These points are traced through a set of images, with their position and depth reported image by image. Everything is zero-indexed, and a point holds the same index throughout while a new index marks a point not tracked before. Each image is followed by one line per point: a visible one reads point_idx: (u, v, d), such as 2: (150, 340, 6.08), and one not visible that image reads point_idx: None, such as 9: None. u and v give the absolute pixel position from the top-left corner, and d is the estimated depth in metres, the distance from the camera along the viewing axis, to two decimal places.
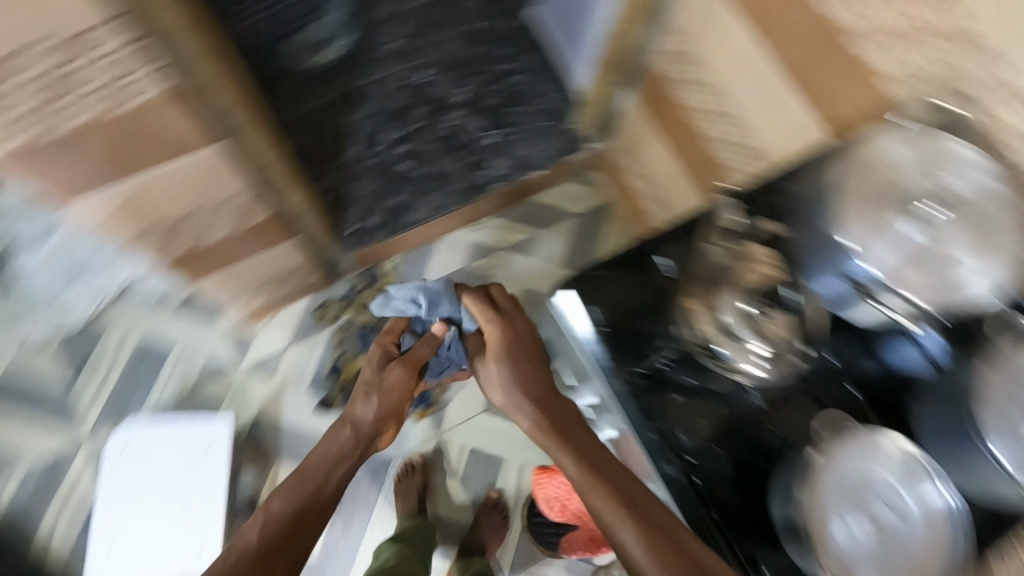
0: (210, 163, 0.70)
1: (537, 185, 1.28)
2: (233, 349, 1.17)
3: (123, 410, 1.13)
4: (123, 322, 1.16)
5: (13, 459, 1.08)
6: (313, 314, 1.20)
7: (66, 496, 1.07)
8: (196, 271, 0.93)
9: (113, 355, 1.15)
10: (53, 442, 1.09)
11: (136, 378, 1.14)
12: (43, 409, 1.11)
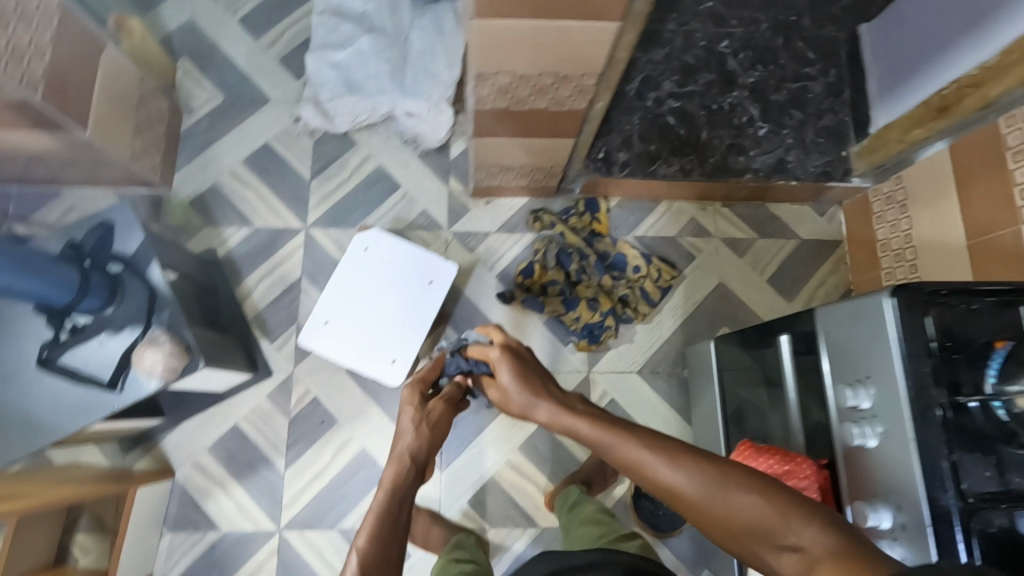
0: (597, 39, 0.72)
1: (779, 194, 1.26)
2: (448, 212, 1.25)
3: (340, 219, 1.23)
4: (373, 145, 1.27)
5: (244, 216, 1.21)
6: (526, 215, 1.24)
7: (270, 268, 1.18)
8: (486, 130, 0.97)
9: (352, 169, 1.25)
10: (280, 217, 1.21)
11: (362, 198, 1.24)
12: (282, 188, 1.23)
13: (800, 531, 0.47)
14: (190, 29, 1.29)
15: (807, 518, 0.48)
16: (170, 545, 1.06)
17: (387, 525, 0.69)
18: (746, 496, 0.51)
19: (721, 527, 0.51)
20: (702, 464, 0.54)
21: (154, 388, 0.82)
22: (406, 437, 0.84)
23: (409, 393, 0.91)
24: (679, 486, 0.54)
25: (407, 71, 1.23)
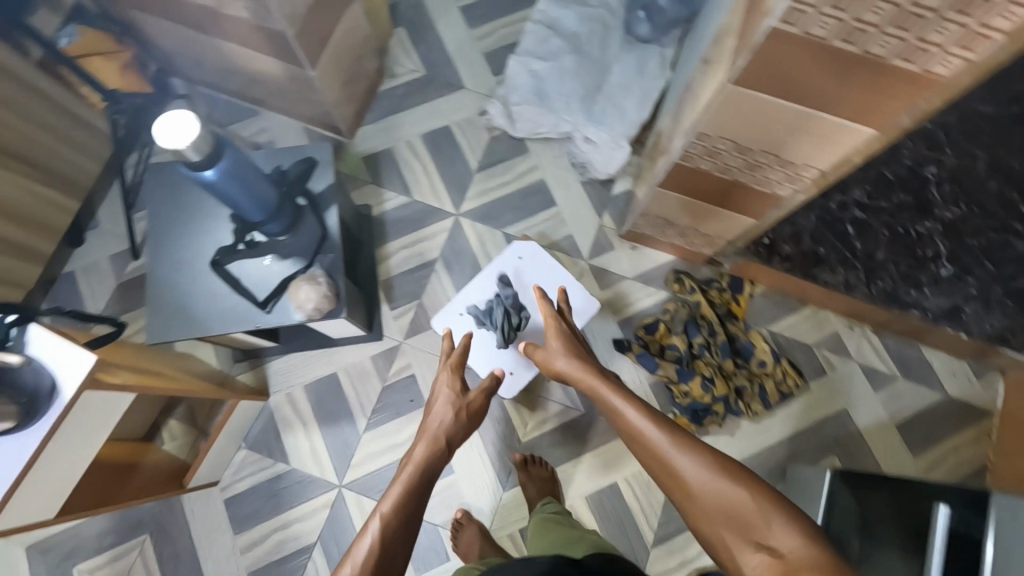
0: (842, 137, 0.69)
1: (939, 340, 1.16)
2: (592, 244, 1.24)
3: (489, 217, 1.25)
4: (542, 158, 1.30)
5: (406, 186, 1.26)
6: (667, 272, 1.22)
7: (413, 241, 1.23)
8: (671, 183, 0.96)
9: (516, 174, 1.28)
10: (437, 197, 1.25)
11: (516, 204, 1.26)
12: (447, 171, 1.27)
13: (775, 530, 0.57)
14: (415, 3, 1.37)
15: (785, 517, 0.57)
16: (243, 461, 1.12)
17: (415, 488, 0.78)
18: (735, 491, 0.61)
19: (713, 516, 0.62)
20: (705, 463, 0.65)
21: (298, 319, 0.87)
22: (438, 412, 0.90)
23: (449, 381, 0.93)
24: (682, 468, 0.66)
25: (599, 101, 1.25)
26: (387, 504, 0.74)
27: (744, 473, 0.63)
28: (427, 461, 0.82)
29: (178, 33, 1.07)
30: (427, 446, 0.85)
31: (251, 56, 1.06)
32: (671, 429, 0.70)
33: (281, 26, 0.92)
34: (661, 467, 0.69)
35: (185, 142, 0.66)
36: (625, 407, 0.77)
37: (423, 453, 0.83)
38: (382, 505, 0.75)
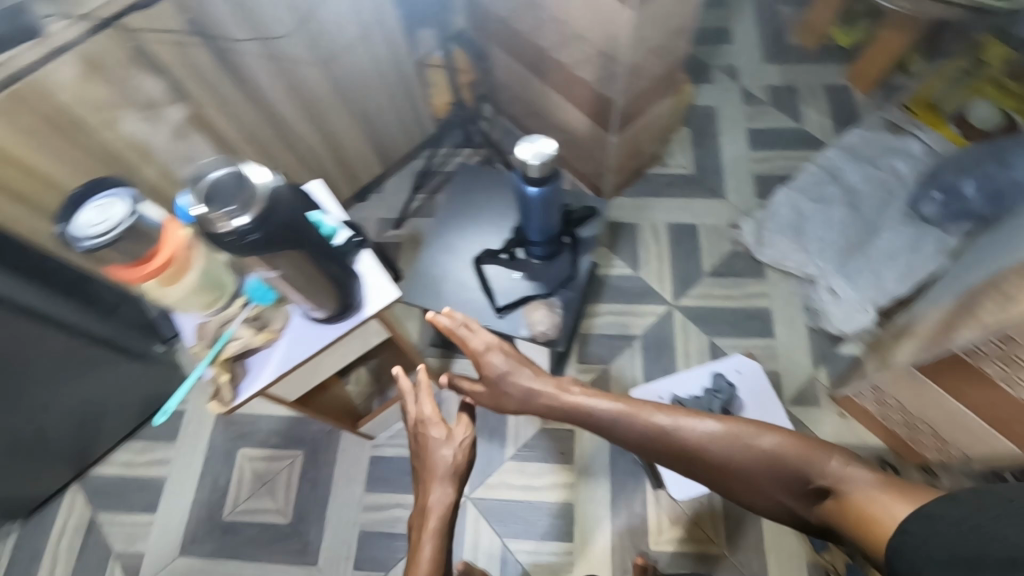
0: None
1: None
2: (796, 391, 1.18)
3: (701, 320, 1.25)
4: (775, 288, 1.28)
5: (635, 261, 1.32)
6: (869, 457, 1.11)
7: (623, 311, 1.26)
8: (935, 374, 0.90)
9: (744, 292, 1.27)
10: (661, 282, 1.29)
11: (733, 320, 1.25)
12: (680, 263, 1.31)
13: (822, 471, 0.67)
14: (708, 112, 1.47)
15: (822, 457, 0.67)
16: (398, 429, 1.20)
17: (445, 534, 0.74)
18: (769, 442, 0.71)
19: (748, 479, 0.71)
20: (722, 428, 0.73)
21: (523, 336, 0.94)
22: (446, 448, 0.79)
23: (434, 428, 0.79)
24: (706, 444, 0.73)
25: (856, 260, 1.25)
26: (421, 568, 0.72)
27: (762, 432, 0.72)
28: (453, 506, 0.76)
29: (521, 73, 1.26)
30: (439, 490, 0.76)
31: (568, 109, 1.21)
32: (685, 418, 0.74)
33: (616, 95, 1.05)
34: (688, 451, 0.74)
35: (543, 155, 0.76)
36: (625, 420, 0.77)
37: (438, 502, 0.76)
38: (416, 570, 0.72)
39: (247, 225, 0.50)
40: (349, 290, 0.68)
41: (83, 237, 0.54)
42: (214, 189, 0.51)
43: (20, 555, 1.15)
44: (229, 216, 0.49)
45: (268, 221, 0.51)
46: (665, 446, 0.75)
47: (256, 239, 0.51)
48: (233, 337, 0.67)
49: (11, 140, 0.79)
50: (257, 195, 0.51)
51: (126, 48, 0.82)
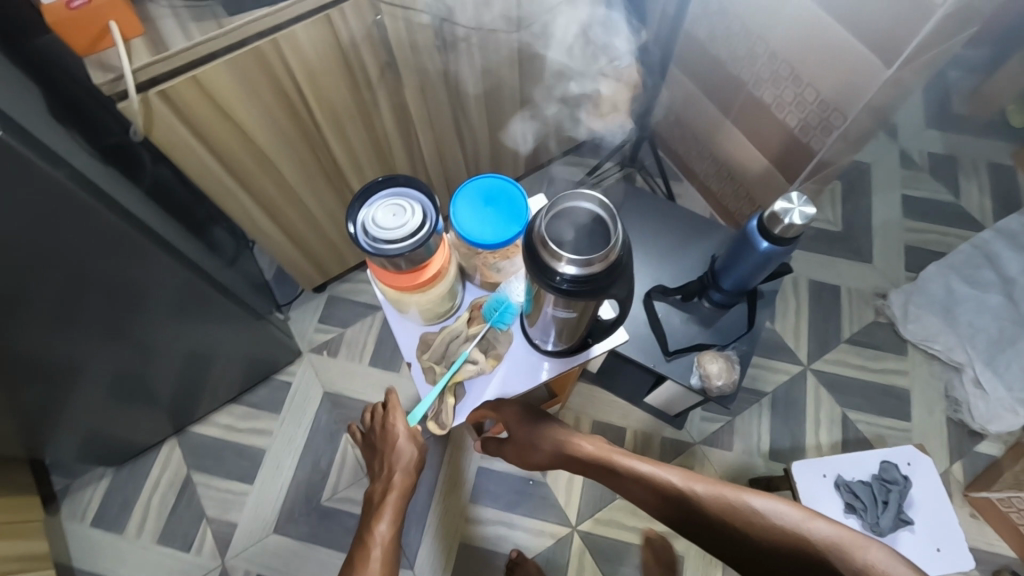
0: None
1: None
2: None
3: (835, 388, 1.20)
4: (916, 369, 1.23)
5: (772, 312, 1.27)
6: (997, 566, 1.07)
7: (755, 364, 1.22)
8: None
9: (881, 368, 1.22)
10: (796, 340, 1.24)
11: (867, 393, 1.20)
12: (818, 324, 1.26)
13: (861, 562, 0.52)
14: (863, 169, 1.41)
15: (826, 528, 0.55)
16: None
17: (388, 568, 0.63)
18: (820, 527, 0.55)
19: (779, 565, 0.56)
20: (759, 503, 0.59)
21: (693, 384, 0.90)
22: (407, 439, 0.74)
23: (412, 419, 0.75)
24: (742, 511, 0.59)
25: (1005, 351, 1.17)
26: (374, 541, 0.65)
27: (794, 512, 0.57)
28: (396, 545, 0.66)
29: (697, 99, 1.20)
30: (401, 473, 0.72)
31: (742, 146, 1.16)
32: (699, 481, 0.63)
33: (819, 148, 0.99)
34: (718, 520, 0.60)
35: (799, 218, 0.70)
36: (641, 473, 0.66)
37: (397, 487, 0.71)
38: (368, 544, 0.65)
39: (574, 276, 0.46)
40: (596, 333, 0.63)
41: (372, 232, 0.49)
42: (569, 218, 0.48)
43: (112, 501, 1.13)
44: (565, 261, 0.45)
45: (597, 280, 0.46)
46: (691, 507, 0.62)
47: (570, 291, 0.47)
48: (466, 360, 0.64)
49: (234, 100, 0.73)
50: (607, 254, 0.45)
51: (366, 24, 0.75)
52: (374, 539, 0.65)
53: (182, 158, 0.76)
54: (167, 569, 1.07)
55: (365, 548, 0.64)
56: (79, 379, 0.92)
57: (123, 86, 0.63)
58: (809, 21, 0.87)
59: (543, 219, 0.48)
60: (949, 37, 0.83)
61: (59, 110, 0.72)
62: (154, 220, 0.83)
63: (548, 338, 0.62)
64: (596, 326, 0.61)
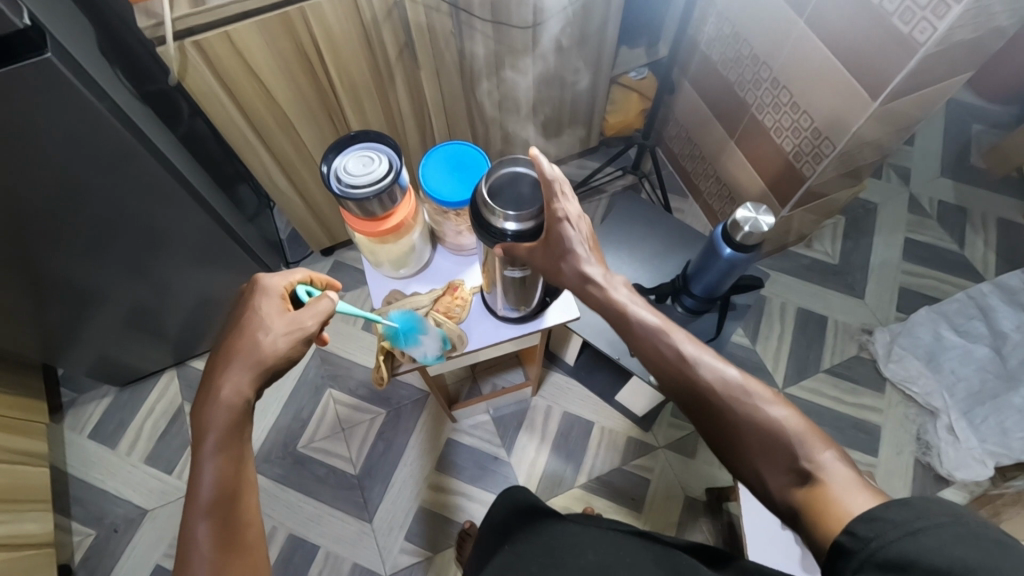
0: None
1: None
2: None
3: (806, 415, 1.22)
4: (892, 408, 1.23)
5: (754, 334, 1.29)
6: None
7: None
8: None
9: (855, 402, 1.23)
10: (775, 364, 1.26)
11: (838, 426, 1.21)
12: (798, 351, 1.28)
13: (813, 455, 0.47)
14: (869, 208, 1.42)
15: (791, 420, 0.49)
16: (480, 421, 1.21)
17: (224, 512, 0.50)
18: (775, 411, 0.50)
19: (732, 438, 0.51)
20: (731, 374, 0.52)
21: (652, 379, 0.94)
22: (251, 348, 0.55)
23: (269, 302, 0.58)
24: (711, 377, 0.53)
25: (985, 406, 1.18)
26: (200, 494, 0.50)
27: (765, 393, 0.51)
28: (234, 481, 0.52)
29: (705, 118, 1.24)
30: (232, 386, 0.54)
31: (743, 167, 1.19)
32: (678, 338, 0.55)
33: (811, 174, 1.02)
34: (700, 386, 0.53)
35: (760, 225, 0.75)
36: (639, 318, 0.56)
37: (229, 415, 0.53)
38: (194, 497, 0.50)
39: (515, 231, 0.57)
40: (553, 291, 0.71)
41: (343, 179, 0.57)
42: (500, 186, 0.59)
43: (110, 419, 1.22)
44: (505, 217, 0.57)
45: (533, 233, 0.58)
46: (661, 360, 0.55)
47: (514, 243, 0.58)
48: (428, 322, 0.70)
49: (260, 57, 0.80)
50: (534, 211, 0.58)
51: (387, 4, 0.82)
52: (202, 490, 0.50)
53: (210, 106, 0.85)
54: (149, 488, 1.16)
55: (192, 506, 0.50)
56: (100, 304, 1.02)
57: (162, 32, 0.72)
58: (809, 50, 0.90)
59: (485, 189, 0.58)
60: (942, 80, 0.86)
61: (110, 52, 0.81)
62: (186, 168, 0.92)
63: (506, 302, 0.69)
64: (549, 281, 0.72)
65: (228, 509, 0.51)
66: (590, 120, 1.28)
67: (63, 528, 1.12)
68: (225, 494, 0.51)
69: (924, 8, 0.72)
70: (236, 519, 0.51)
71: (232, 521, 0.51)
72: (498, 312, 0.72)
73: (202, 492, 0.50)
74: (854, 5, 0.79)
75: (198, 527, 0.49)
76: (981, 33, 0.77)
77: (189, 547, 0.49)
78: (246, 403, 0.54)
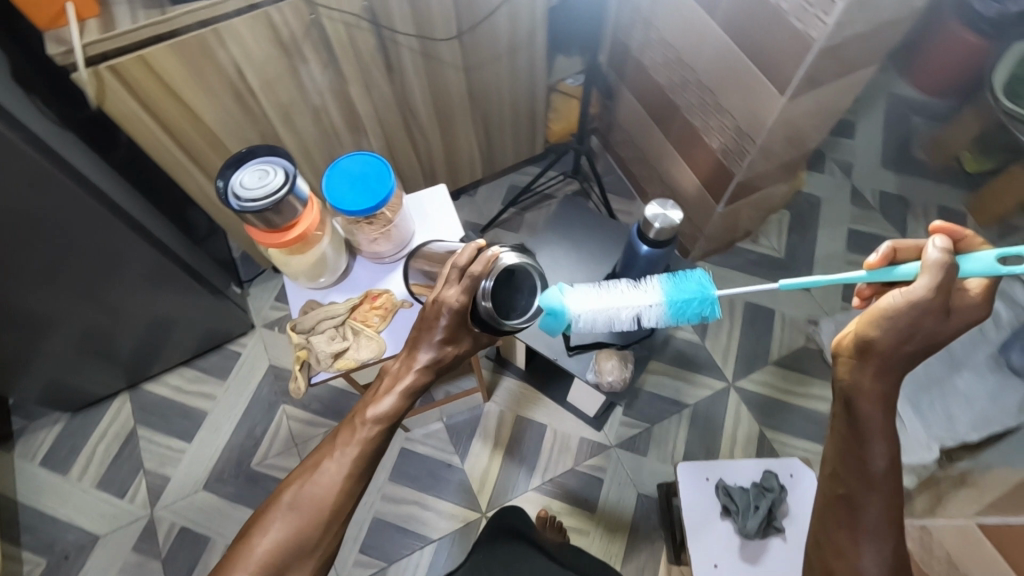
0: None
1: None
2: None
3: (757, 407, 1.23)
4: None
5: (705, 331, 1.31)
6: None
7: (681, 377, 1.26)
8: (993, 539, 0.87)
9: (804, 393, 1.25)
10: (726, 360, 1.28)
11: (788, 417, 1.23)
12: (748, 345, 1.30)
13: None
14: (814, 202, 1.45)
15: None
16: (434, 429, 1.21)
17: (355, 478, 0.56)
18: None
19: None
20: None
21: (589, 379, 0.96)
22: (414, 372, 0.60)
23: (441, 331, 0.59)
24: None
25: (929, 391, 1.20)
26: (352, 444, 0.57)
27: None
28: (374, 456, 0.58)
29: (644, 121, 1.26)
30: (390, 404, 0.58)
31: (681, 168, 1.21)
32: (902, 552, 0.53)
33: (739, 172, 1.05)
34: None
35: (669, 221, 0.77)
36: (890, 458, 0.53)
37: (367, 442, 0.57)
38: (344, 441, 0.57)
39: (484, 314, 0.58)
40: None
41: (240, 195, 0.59)
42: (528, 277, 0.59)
43: (61, 445, 1.21)
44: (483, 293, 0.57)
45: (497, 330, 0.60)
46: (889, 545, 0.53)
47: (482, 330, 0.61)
48: (334, 335, 0.69)
49: (179, 78, 0.82)
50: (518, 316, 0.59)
51: (304, 23, 0.84)
52: (321, 487, 0.55)
53: (134, 129, 0.86)
54: (101, 513, 1.15)
55: (337, 446, 0.57)
56: (50, 330, 1.02)
57: (73, 58, 0.73)
58: (723, 51, 0.93)
59: (490, 278, 0.57)
60: (849, 74, 0.89)
61: (31, 79, 0.82)
62: (118, 192, 0.93)
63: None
64: None
65: (322, 519, 0.54)
66: (533, 127, 1.31)
67: (13, 558, 1.11)
68: (359, 457, 0.57)
69: (814, 6, 0.75)
70: (352, 494, 0.56)
71: (353, 487, 0.56)
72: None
73: (351, 448, 0.57)
74: (757, 6, 0.82)
75: (285, 512, 0.54)
76: (876, 27, 0.80)
77: (313, 477, 0.55)
78: (382, 436, 0.58)
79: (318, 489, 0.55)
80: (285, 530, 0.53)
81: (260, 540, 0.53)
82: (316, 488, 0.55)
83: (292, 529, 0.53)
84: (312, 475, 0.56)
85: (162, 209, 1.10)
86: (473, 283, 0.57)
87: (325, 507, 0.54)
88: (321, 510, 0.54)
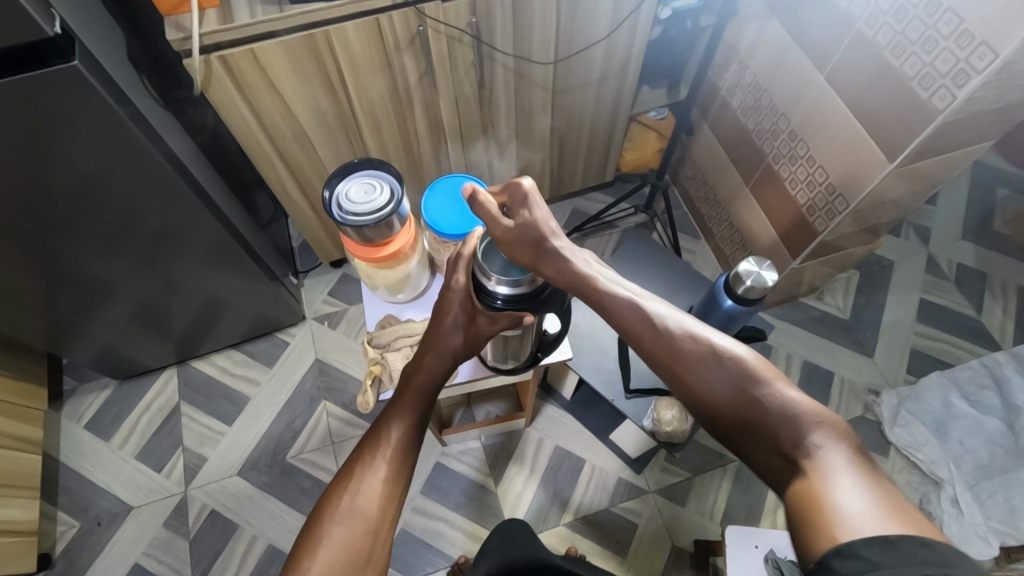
0: None
1: None
2: None
3: None
4: (893, 474, 1.19)
5: None
6: None
7: None
8: None
9: None
10: None
11: None
12: None
13: (807, 442, 0.50)
14: (884, 265, 1.39)
15: (792, 396, 0.53)
16: (470, 447, 1.20)
17: (394, 483, 0.52)
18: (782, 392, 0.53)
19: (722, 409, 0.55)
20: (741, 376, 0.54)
21: (644, 425, 0.93)
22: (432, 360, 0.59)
23: (461, 306, 0.58)
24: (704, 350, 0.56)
25: (993, 481, 1.12)
26: (382, 446, 0.54)
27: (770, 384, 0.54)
28: (406, 460, 0.54)
29: (722, 162, 1.23)
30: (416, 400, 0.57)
31: (757, 215, 1.18)
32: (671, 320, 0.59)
33: (823, 229, 1.01)
34: (697, 382, 0.56)
35: (763, 280, 0.75)
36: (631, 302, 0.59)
37: (401, 439, 0.55)
38: (374, 448, 0.54)
39: (507, 294, 0.55)
40: (545, 347, 0.71)
41: (345, 207, 0.59)
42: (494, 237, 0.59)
43: (106, 411, 1.24)
44: (497, 280, 0.55)
45: (525, 299, 0.56)
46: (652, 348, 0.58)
47: (504, 308, 0.56)
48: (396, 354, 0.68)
49: (283, 75, 0.82)
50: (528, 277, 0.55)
51: (410, 32, 0.83)
52: (363, 496, 0.51)
53: (232, 119, 0.87)
54: (136, 484, 1.16)
55: (371, 454, 0.53)
56: (111, 298, 1.03)
57: (190, 47, 0.74)
58: (826, 107, 0.90)
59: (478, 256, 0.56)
60: (958, 148, 0.84)
61: (140, 58, 0.83)
62: (203, 175, 0.94)
63: (493, 355, 0.72)
64: (541, 340, 0.70)
65: (372, 526, 0.50)
66: (606, 155, 1.29)
67: (48, 516, 1.13)
68: (393, 460, 0.53)
69: (943, 76, 0.71)
70: (391, 504, 0.52)
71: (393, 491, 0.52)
72: (488, 361, 0.75)
73: (387, 453, 0.53)
74: (874, 67, 0.79)
75: (331, 529, 0.49)
76: (1002, 103, 0.76)
77: (350, 487, 0.51)
78: (417, 424, 0.56)
79: (358, 501, 0.50)
80: (331, 550, 0.48)
81: (310, 564, 0.47)
82: (357, 499, 0.50)
83: (336, 548, 0.48)
84: (352, 484, 0.51)
85: (236, 194, 1.11)
86: (465, 260, 0.58)
87: (368, 517, 0.50)
88: (365, 518, 0.50)
